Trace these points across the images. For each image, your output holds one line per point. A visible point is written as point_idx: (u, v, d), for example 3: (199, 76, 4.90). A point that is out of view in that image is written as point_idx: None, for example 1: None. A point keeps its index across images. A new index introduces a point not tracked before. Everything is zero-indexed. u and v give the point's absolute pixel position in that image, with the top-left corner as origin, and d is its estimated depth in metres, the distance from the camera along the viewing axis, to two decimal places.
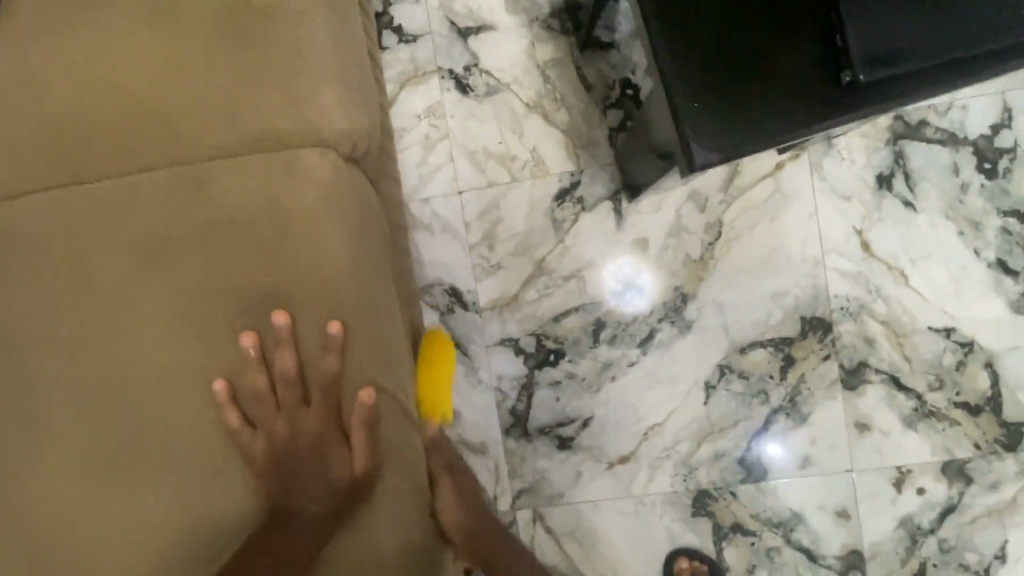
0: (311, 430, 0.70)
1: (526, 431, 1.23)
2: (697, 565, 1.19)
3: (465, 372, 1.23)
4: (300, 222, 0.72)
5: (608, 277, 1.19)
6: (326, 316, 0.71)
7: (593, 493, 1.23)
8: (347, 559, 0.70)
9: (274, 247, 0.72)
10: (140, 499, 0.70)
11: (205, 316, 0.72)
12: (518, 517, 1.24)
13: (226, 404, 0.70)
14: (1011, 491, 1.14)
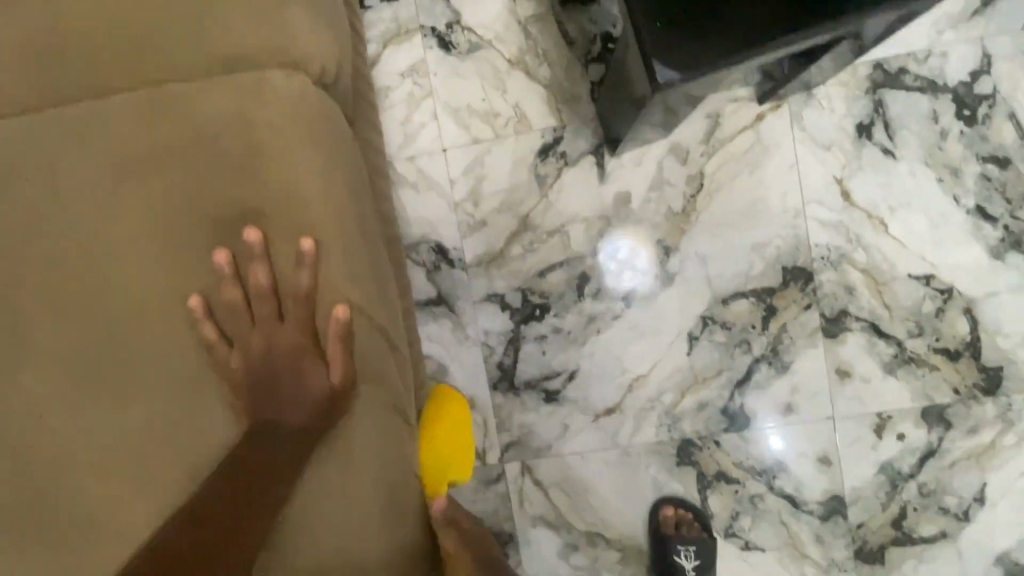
0: (287, 345, 0.77)
1: (513, 385, 1.25)
2: (683, 514, 1.22)
3: (453, 328, 1.26)
4: (270, 146, 0.76)
5: (608, 261, 1.21)
6: (299, 234, 0.76)
7: (580, 444, 1.25)
8: (325, 467, 0.77)
9: (244, 170, 0.76)
10: (127, 399, 0.75)
11: (181, 237, 0.76)
12: (506, 470, 1.27)
13: (202, 318, 0.75)
14: (989, 434, 1.16)
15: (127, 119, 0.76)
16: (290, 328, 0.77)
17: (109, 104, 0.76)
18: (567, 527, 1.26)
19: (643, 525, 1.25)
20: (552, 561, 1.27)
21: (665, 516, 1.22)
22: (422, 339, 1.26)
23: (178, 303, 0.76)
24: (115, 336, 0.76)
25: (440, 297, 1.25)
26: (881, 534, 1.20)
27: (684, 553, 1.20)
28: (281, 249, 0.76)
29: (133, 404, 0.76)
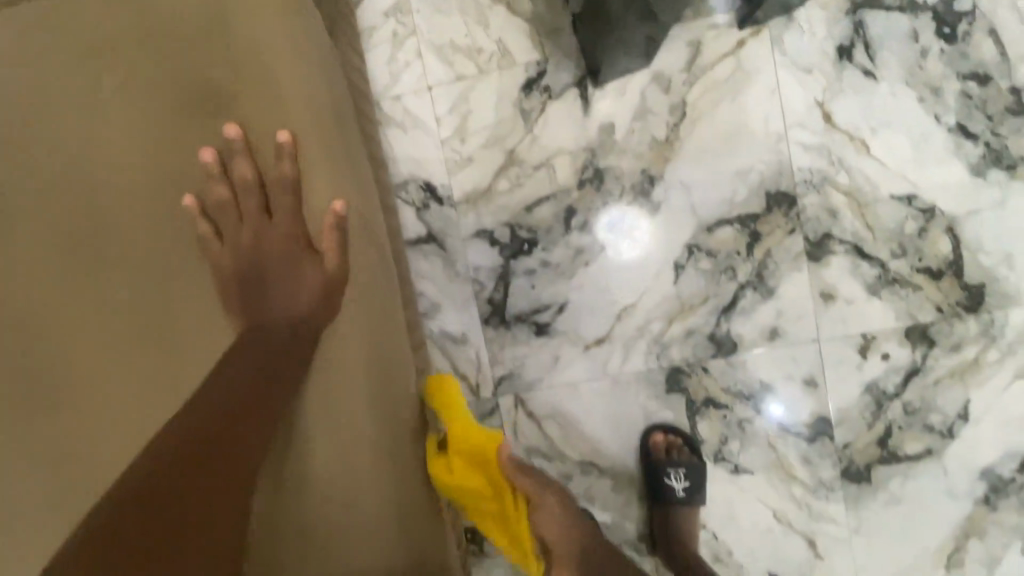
0: (278, 243, 0.87)
1: (504, 320, 1.28)
2: (672, 439, 1.25)
3: (444, 265, 1.28)
4: (246, 47, 0.81)
5: (603, 228, 1.23)
6: (279, 129, 0.83)
7: (570, 376, 1.28)
8: (320, 366, 0.89)
9: (223, 70, 0.82)
10: (142, 285, 0.87)
11: (169, 141, 0.84)
12: (500, 404, 1.30)
13: (197, 215, 0.86)
14: (972, 351, 1.18)
15: (105, 22, 0.81)
16: (280, 224, 0.86)
17: (80, 11, 0.80)
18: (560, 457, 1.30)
19: (636, 455, 1.29)
20: None
21: (654, 444, 1.25)
22: (414, 277, 1.29)
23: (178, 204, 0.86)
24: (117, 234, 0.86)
25: (430, 234, 1.27)
26: (867, 453, 1.22)
27: (674, 475, 1.22)
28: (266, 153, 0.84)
29: (139, 299, 0.87)
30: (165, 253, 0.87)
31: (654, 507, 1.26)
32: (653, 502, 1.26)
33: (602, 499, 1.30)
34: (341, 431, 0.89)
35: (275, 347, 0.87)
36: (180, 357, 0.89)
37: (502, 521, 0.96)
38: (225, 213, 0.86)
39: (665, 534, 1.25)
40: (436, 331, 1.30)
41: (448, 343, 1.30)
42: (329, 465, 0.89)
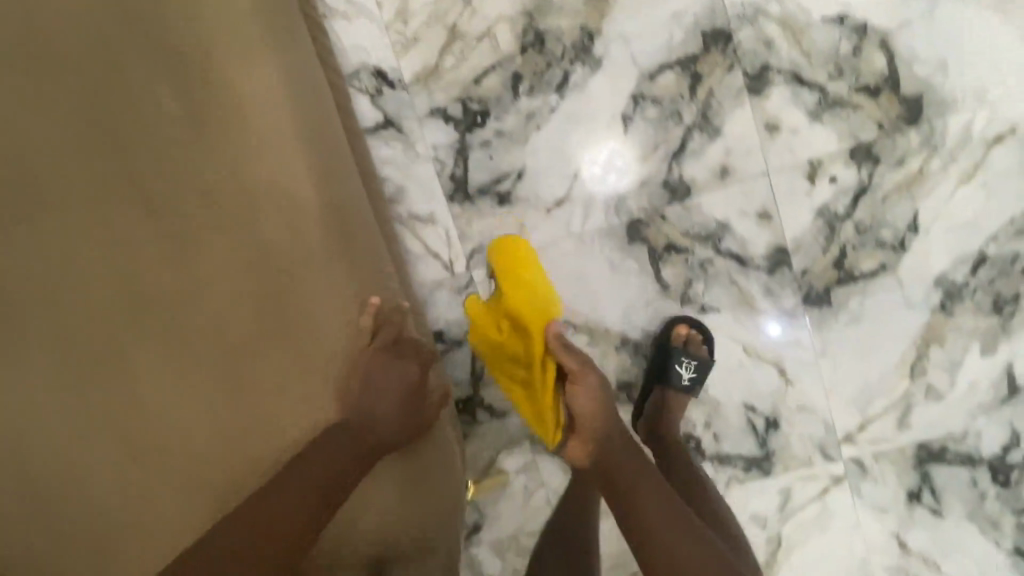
0: (378, 356, 0.90)
1: (468, 195, 1.34)
2: (693, 334, 1.29)
3: (404, 149, 1.33)
4: (346, 186, 0.99)
5: (591, 166, 1.30)
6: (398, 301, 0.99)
7: (536, 241, 1.34)
8: (390, 474, 0.89)
9: (342, 182, 0.99)
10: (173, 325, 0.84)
11: (256, 207, 0.89)
12: (474, 278, 1.36)
13: (368, 312, 0.91)
14: (917, 163, 1.22)
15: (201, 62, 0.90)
16: (373, 349, 0.90)
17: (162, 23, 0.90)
18: None
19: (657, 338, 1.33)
20: None
21: (675, 333, 1.29)
22: (376, 164, 1.33)
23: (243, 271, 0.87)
24: (219, 289, 0.86)
25: (387, 120, 1.32)
26: (825, 277, 1.28)
27: (685, 364, 1.26)
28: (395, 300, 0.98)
29: (174, 335, 0.84)
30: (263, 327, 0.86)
31: (654, 387, 1.31)
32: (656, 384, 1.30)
33: None
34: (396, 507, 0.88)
35: (354, 450, 0.85)
36: (255, 436, 0.84)
37: (533, 398, 1.12)
38: (331, 321, 0.88)
39: (655, 412, 1.30)
40: (405, 215, 1.35)
41: (417, 225, 1.35)
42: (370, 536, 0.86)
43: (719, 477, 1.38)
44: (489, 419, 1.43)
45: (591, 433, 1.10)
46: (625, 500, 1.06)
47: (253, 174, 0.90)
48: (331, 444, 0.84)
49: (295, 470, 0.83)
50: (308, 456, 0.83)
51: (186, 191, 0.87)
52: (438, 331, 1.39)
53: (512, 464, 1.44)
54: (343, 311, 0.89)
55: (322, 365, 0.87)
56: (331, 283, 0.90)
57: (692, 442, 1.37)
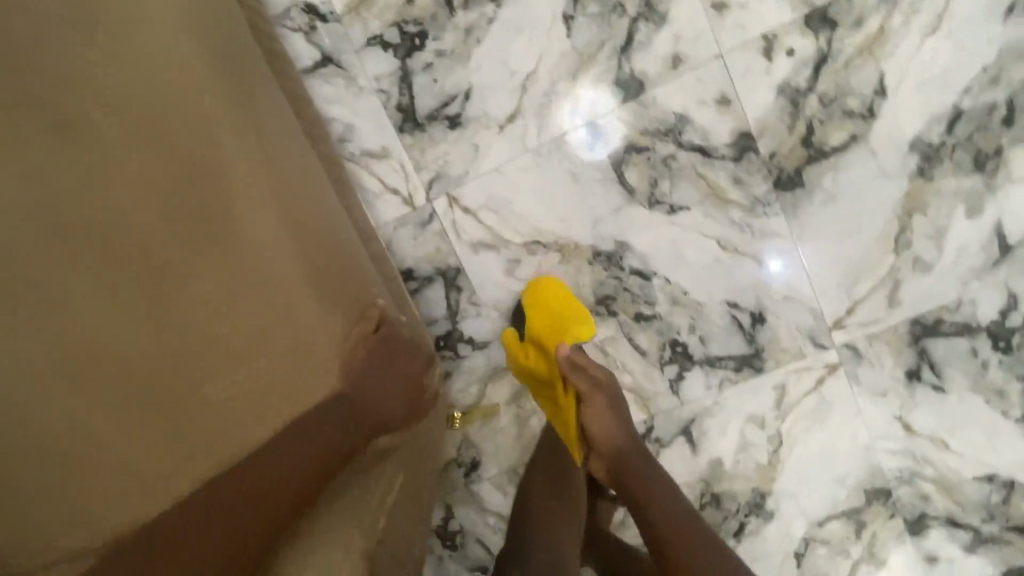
0: (376, 348, 0.89)
1: (417, 122, 1.30)
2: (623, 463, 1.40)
3: (346, 84, 1.29)
4: (313, 179, 0.97)
5: (571, 121, 1.26)
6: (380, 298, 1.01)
7: (493, 161, 1.30)
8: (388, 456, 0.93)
9: (313, 177, 0.98)
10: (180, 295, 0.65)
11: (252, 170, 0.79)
12: (436, 209, 1.34)
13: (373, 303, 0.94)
14: (876, 21, 1.17)
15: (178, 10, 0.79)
16: (371, 345, 0.88)
17: None
18: (505, 244, 1.34)
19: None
20: (500, 281, 1.36)
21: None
22: (320, 103, 1.30)
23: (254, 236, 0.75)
24: (228, 252, 0.71)
25: (325, 56, 1.28)
26: (795, 157, 1.23)
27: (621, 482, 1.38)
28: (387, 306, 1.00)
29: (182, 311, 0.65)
30: (270, 301, 0.74)
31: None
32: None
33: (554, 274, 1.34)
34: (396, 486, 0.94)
35: (348, 428, 0.81)
36: (245, 419, 0.69)
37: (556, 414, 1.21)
38: (335, 311, 0.83)
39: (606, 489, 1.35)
40: (357, 153, 1.32)
41: (371, 162, 1.32)
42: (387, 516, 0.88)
43: (710, 381, 1.36)
44: (471, 353, 1.40)
45: (605, 449, 1.20)
46: (646, 511, 1.16)
47: (241, 145, 0.79)
48: (329, 424, 0.78)
49: (286, 453, 0.73)
50: (302, 433, 0.75)
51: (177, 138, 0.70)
52: (407, 270, 1.36)
53: (501, 396, 1.42)
54: (346, 305, 0.86)
55: (324, 354, 0.79)
56: (331, 276, 0.86)
57: (678, 348, 1.35)
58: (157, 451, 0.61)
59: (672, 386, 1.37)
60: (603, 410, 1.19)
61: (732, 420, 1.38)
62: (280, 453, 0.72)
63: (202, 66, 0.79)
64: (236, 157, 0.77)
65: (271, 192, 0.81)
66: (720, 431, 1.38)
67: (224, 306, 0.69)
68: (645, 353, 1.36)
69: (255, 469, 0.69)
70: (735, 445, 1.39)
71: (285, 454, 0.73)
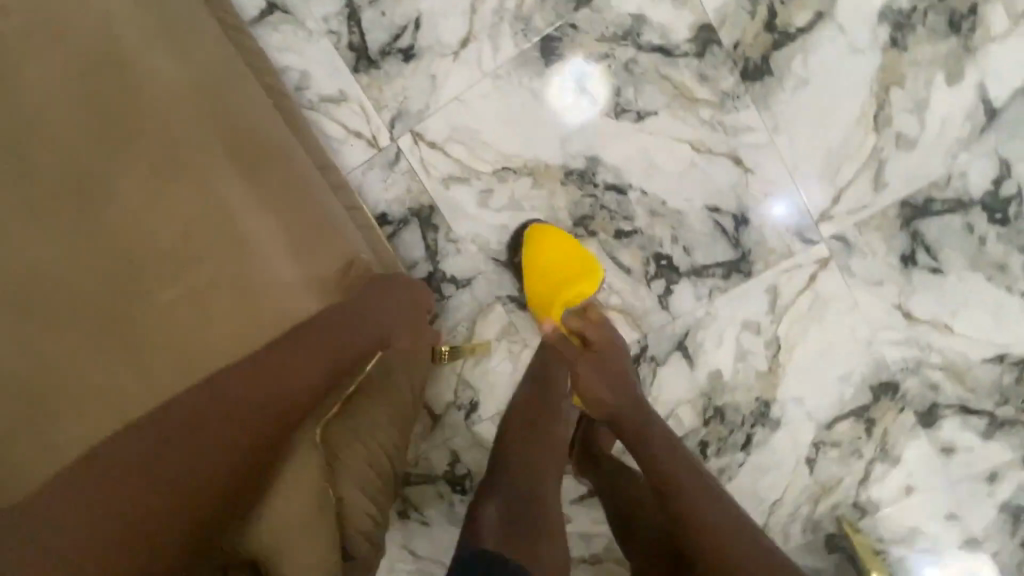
0: (357, 290, 0.88)
1: (370, 60, 1.28)
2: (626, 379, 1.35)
3: (295, 29, 1.28)
4: (279, 144, 0.98)
5: (559, 86, 1.25)
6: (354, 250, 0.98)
7: (453, 90, 1.27)
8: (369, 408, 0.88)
9: (280, 143, 0.99)
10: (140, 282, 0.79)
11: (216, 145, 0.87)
12: (401, 148, 1.31)
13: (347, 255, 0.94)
14: None
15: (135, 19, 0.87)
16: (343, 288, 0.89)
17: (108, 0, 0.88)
18: (475, 175, 1.31)
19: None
20: (475, 214, 1.34)
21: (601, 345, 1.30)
22: (271, 53, 1.28)
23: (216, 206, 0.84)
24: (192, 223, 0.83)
25: (270, 4, 1.27)
26: (759, 45, 1.20)
27: None
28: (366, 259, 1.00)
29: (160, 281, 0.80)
30: (242, 257, 0.84)
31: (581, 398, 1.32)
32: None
33: (528, 200, 1.31)
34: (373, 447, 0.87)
35: (327, 368, 0.76)
36: (208, 345, 0.79)
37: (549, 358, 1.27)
38: (300, 260, 0.87)
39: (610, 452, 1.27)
40: (315, 100, 1.30)
41: (330, 107, 1.30)
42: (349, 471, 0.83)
43: (699, 292, 1.33)
44: (456, 291, 1.38)
45: (601, 404, 1.15)
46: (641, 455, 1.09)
47: (191, 110, 0.86)
48: (304, 354, 0.75)
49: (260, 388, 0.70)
50: (279, 357, 0.73)
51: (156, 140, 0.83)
52: (381, 215, 1.35)
53: (490, 333, 1.40)
54: (312, 252, 0.90)
55: (290, 290, 0.84)
56: (290, 227, 0.89)
57: (663, 261, 1.32)
58: (132, 385, 0.76)
59: (661, 301, 1.34)
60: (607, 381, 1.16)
61: (727, 329, 1.35)
62: (255, 388, 0.70)
63: (149, 57, 0.86)
64: (182, 124, 0.85)
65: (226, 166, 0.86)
66: (716, 342, 1.35)
67: (171, 267, 0.80)
68: (630, 271, 1.33)
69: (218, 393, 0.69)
70: (733, 355, 1.36)
71: (258, 382, 0.71)
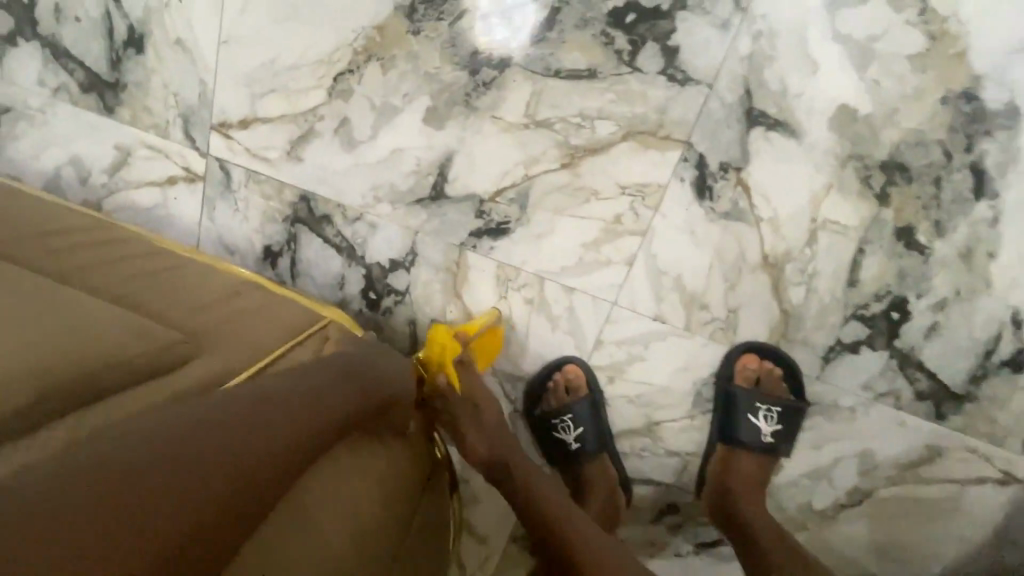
0: (340, 340, 0.73)
1: (110, 85, 0.92)
2: (772, 366, 0.87)
3: (30, 121, 0.97)
4: (149, 245, 0.78)
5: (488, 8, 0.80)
6: (284, 306, 0.75)
7: (209, 35, 0.87)
8: (382, 486, 0.67)
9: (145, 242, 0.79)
10: None
11: (90, 249, 0.71)
12: (220, 157, 0.92)
13: (290, 312, 0.74)
14: None
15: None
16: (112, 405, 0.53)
17: None
18: (316, 117, 0.88)
19: (711, 370, 0.90)
20: (351, 164, 0.89)
21: (741, 369, 0.88)
22: (31, 165, 0.99)
23: (119, 272, 0.70)
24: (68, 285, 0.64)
25: None
26: None
27: (765, 414, 0.88)
28: (298, 311, 0.75)
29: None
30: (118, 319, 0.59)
31: (714, 443, 0.91)
32: (721, 438, 0.91)
33: (394, 92, 0.85)
34: (382, 523, 0.65)
35: (348, 399, 0.64)
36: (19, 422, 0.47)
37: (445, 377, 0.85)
38: (214, 328, 0.67)
39: (716, 484, 0.89)
40: (103, 178, 0.97)
41: (121, 174, 0.96)
42: (364, 537, 0.62)
43: (717, 15, 0.75)
44: (408, 276, 0.93)
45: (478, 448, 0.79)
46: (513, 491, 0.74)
47: (75, 233, 0.73)
48: (331, 384, 0.64)
49: (259, 412, 0.55)
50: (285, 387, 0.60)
51: (55, 235, 0.71)
52: (263, 251, 0.95)
53: (487, 296, 0.92)
54: (206, 300, 0.71)
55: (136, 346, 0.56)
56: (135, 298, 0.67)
57: (628, 18, 0.77)
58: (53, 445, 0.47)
59: (671, 76, 0.78)
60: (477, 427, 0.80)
61: (806, 34, 0.74)
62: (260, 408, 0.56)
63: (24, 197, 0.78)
64: (82, 232, 0.74)
65: (101, 268, 0.69)
66: (803, 69, 0.75)
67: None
68: (595, 70, 0.79)
69: (224, 411, 0.53)
70: (850, 64, 0.74)
71: (271, 411, 0.56)
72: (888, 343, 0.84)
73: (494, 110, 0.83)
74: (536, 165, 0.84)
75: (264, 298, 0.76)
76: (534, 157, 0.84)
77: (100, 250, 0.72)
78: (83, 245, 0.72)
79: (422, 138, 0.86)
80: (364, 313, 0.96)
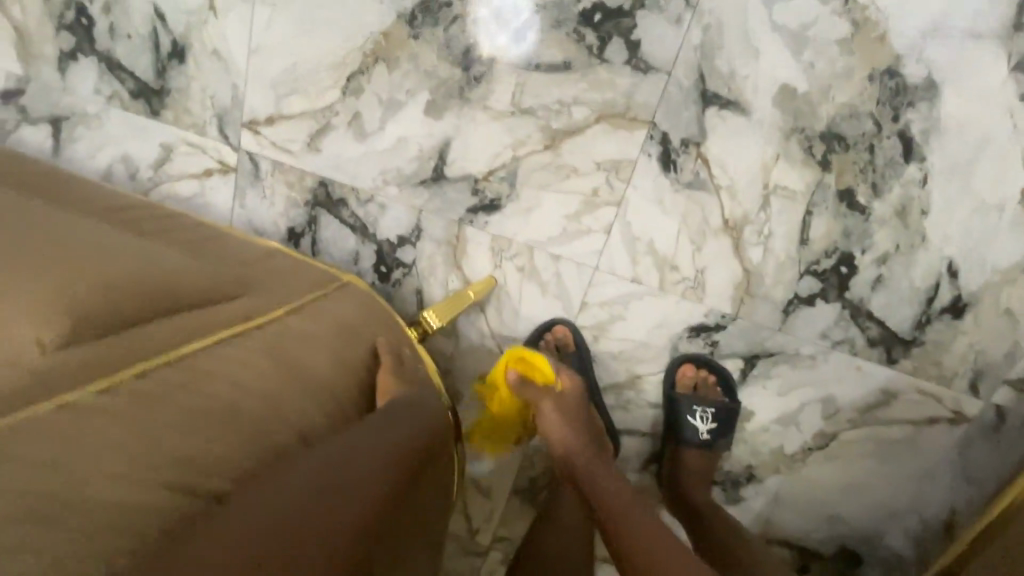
0: (354, 301, 0.84)
1: (156, 91, 1.07)
2: (705, 372, 1.02)
3: (86, 125, 1.12)
4: (212, 242, 0.84)
5: (483, 9, 0.92)
6: (303, 268, 0.87)
7: (240, 46, 1.02)
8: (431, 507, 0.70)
9: (214, 242, 0.84)
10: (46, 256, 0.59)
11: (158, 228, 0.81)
12: (250, 150, 1.06)
13: (312, 275, 0.85)
14: None
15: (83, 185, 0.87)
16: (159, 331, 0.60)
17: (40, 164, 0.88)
18: (331, 113, 1.02)
19: (684, 326, 1.02)
20: (363, 153, 1.02)
21: (681, 378, 1.03)
22: (88, 164, 1.14)
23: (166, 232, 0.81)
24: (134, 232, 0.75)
25: (53, 121, 1.14)
26: None
27: (701, 414, 1.00)
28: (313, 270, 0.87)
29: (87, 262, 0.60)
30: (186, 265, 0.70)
31: (666, 440, 1.04)
32: (670, 435, 1.03)
33: (398, 89, 0.98)
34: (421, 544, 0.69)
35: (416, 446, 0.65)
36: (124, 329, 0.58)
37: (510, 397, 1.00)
38: (253, 276, 0.78)
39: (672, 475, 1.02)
40: (150, 172, 1.11)
41: (165, 169, 1.11)
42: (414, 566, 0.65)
43: (671, 12, 0.87)
44: (414, 250, 1.06)
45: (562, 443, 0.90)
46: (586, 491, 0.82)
47: (150, 223, 0.81)
48: (402, 426, 0.65)
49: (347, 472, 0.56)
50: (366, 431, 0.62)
51: (133, 221, 0.80)
52: (287, 232, 1.09)
53: (483, 266, 1.04)
54: (243, 257, 0.82)
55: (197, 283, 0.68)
56: (158, 248, 0.71)
57: (596, 17, 0.89)
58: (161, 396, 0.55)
59: (635, 65, 0.90)
60: (566, 424, 0.92)
61: (749, 25, 0.86)
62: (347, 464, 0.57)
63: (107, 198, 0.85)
64: (157, 225, 0.82)
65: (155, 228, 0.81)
66: (747, 56, 0.87)
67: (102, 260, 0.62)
68: (570, 63, 0.92)
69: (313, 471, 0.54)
70: (786, 50, 0.86)
71: (357, 465, 0.57)
72: (839, 295, 0.95)
73: (484, 100, 0.96)
74: (522, 146, 0.97)
75: (286, 261, 0.87)
76: (520, 140, 0.97)
77: (166, 231, 0.81)
78: (150, 226, 0.81)
79: (423, 127, 0.99)
80: (377, 285, 1.09)
